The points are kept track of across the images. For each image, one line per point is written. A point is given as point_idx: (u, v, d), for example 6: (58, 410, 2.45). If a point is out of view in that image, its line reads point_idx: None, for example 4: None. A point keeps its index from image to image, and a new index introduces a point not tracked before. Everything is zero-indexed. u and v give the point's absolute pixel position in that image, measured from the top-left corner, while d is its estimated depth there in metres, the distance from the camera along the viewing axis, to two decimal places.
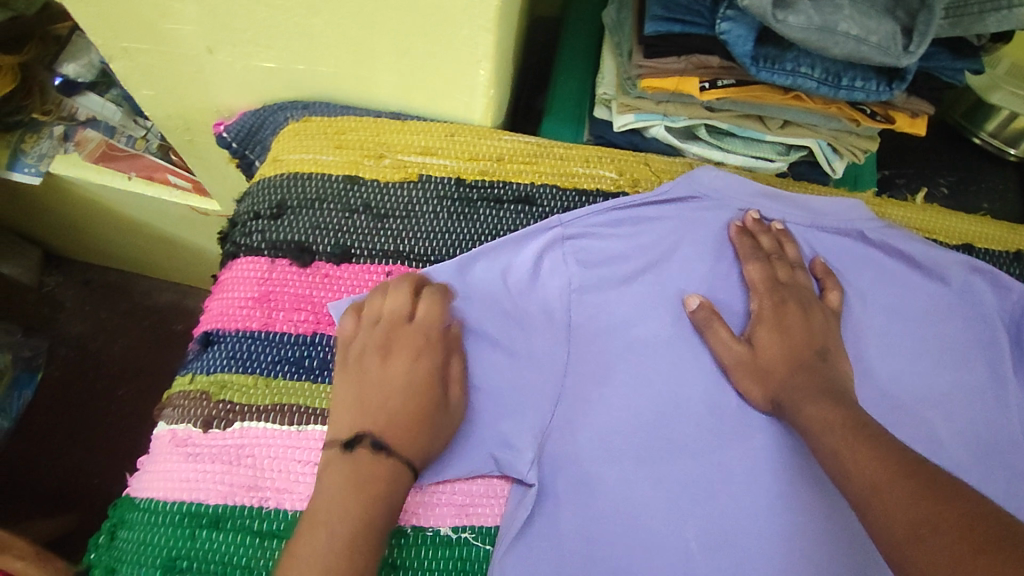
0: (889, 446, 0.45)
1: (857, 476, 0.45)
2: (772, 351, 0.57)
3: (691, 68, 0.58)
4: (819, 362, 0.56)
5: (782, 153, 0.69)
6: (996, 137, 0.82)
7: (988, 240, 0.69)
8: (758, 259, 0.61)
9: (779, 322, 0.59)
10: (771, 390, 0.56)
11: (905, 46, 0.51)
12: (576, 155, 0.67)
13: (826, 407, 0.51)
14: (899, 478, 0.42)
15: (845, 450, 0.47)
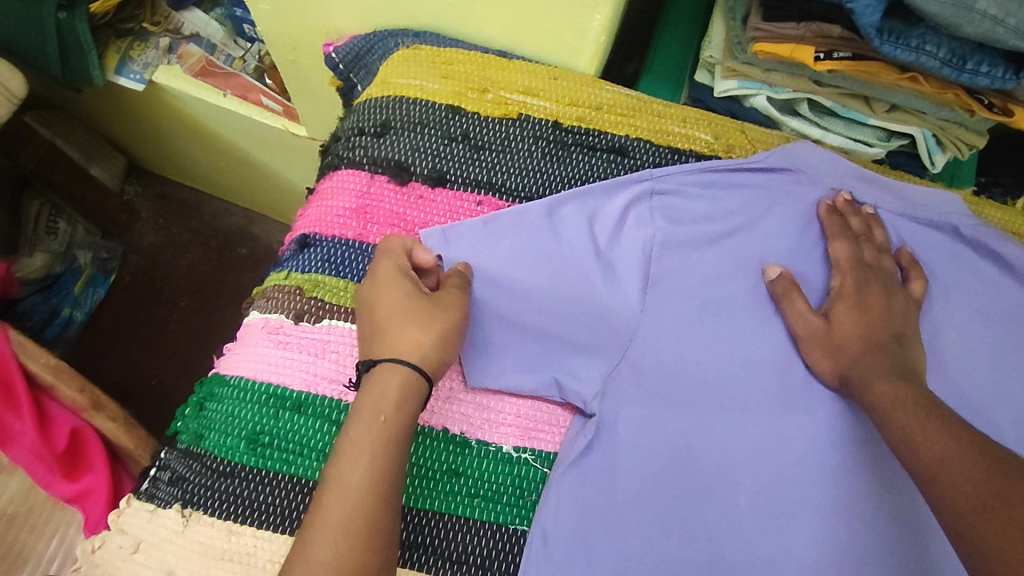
0: (963, 427, 0.45)
1: (925, 453, 0.45)
2: (849, 329, 0.57)
3: (809, 36, 0.57)
4: (896, 345, 0.56)
5: (882, 138, 0.68)
6: None
7: None
8: (845, 238, 0.61)
9: (859, 302, 0.58)
10: (841, 366, 0.56)
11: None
12: (674, 113, 0.68)
13: (899, 387, 0.51)
14: (972, 457, 0.42)
15: (915, 426, 0.47)
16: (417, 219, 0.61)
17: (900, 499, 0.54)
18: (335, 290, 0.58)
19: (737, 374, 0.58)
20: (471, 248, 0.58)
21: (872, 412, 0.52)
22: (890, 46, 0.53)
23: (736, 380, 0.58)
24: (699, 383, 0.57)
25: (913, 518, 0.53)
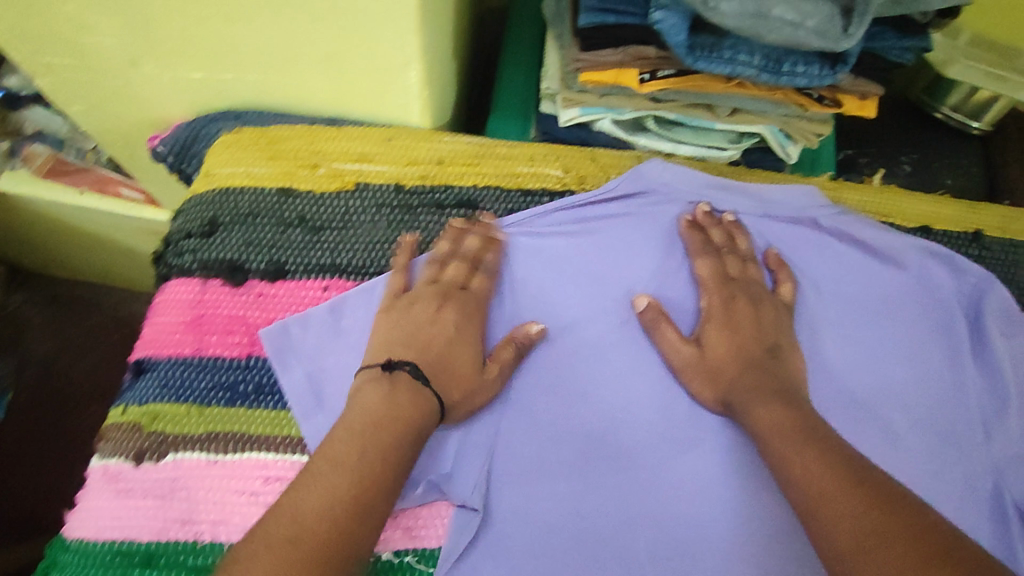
0: (839, 452, 0.45)
1: (803, 480, 0.44)
2: (723, 352, 0.56)
3: (629, 60, 0.55)
4: (770, 361, 0.55)
5: (734, 140, 0.67)
6: (957, 111, 0.86)
7: (945, 221, 0.67)
8: (707, 254, 0.60)
9: (728, 321, 0.57)
10: (721, 391, 0.54)
11: (843, 27, 0.48)
12: (520, 153, 0.65)
13: (774, 409, 0.50)
14: (852, 487, 0.42)
15: (793, 452, 0.46)
16: (258, 322, 0.56)
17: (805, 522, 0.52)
18: (176, 419, 0.52)
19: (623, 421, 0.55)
20: (276, 352, 0.55)
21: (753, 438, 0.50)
22: (701, 60, 0.51)
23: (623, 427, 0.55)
24: (585, 436, 0.55)
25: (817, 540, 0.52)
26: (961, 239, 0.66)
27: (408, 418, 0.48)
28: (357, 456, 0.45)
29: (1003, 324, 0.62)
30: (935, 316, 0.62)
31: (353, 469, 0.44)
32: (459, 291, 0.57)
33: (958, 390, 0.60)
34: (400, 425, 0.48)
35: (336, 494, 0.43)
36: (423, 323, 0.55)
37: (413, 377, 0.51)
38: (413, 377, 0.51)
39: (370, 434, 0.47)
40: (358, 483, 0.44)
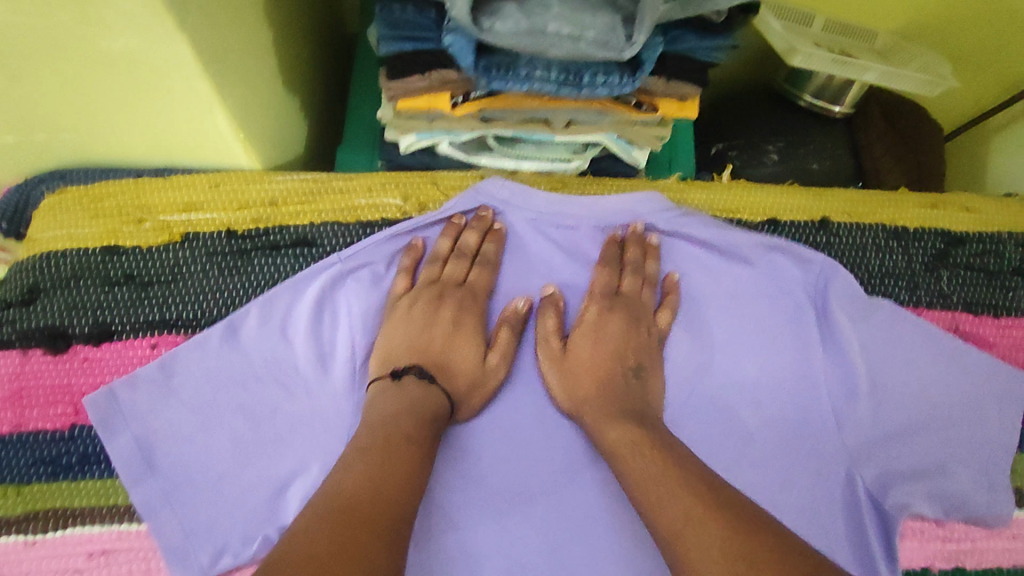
0: (689, 476, 0.46)
1: (661, 511, 0.45)
2: (587, 362, 0.58)
3: (437, 85, 0.54)
4: (627, 377, 0.57)
5: (577, 151, 0.67)
6: (821, 97, 0.86)
7: (790, 211, 0.67)
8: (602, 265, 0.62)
9: (596, 330, 0.59)
10: (574, 400, 0.57)
11: (626, 33, 0.47)
12: (357, 185, 0.64)
13: (623, 428, 0.53)
14: (705, 516, 0.43)
15: (652, 477, 0.47)
16: (84, 388, 0.55)
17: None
18: None
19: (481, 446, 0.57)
20: (101, 422, 0.52)
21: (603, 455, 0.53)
22: (499, 81, 0.51)
23: (482, 453, 0.57)
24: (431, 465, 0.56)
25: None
26: (807, 229, 0.66)
27: (424, 408, 0.53)
28: (399, 448, 0.48)
29: (848, 305, 0.62)
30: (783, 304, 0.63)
31: (381, 459, 0.47)
32: (454, 288, 0.60)
33: (808, 379, 0.61)
34: (407, 413, 0.51)
35: (377, 478, 0.45)
36: (423, 327, 0.58)
37: (421, 378, 0.54)
38: (419, 377, 0.54)
39: (373, 430, 0.49)
40: (389, 480, 0.45)
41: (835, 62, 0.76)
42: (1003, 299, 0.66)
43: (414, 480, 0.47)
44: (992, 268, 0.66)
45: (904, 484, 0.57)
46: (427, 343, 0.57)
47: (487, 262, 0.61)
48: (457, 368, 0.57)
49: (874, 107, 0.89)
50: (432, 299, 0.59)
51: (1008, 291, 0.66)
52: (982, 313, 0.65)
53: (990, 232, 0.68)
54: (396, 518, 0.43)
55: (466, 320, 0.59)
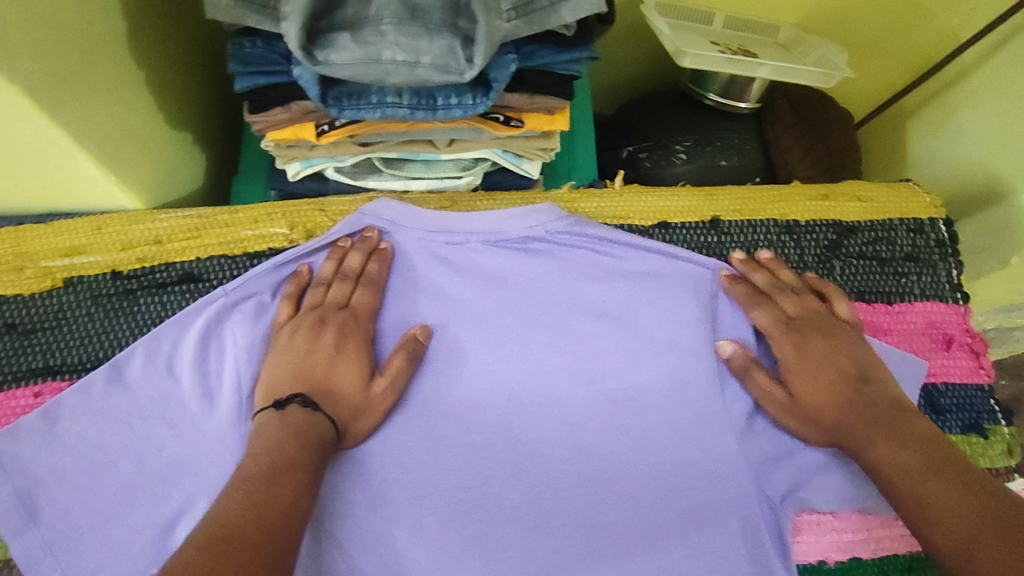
0: (975, 483, 0.48)
1: (947, 522, 0.47)
2: (818, 406, 0.57)
3: (299, 116, 0.55)
4: (866, 390, 0.56)
5: (467, 167, 0.67)
6: (727, 95, 0.87)
7: (681, 213, 0.67)
8: (762, 305, 0.61)
9: (808, 362, 0.59)
10: (828, 433, 0.57)
11: (467, 56, 0.48)
12: (243, 217, 0.64)
13: (894, 446, 0.52)
14: (993, 526, 0.45)
15: (930, 490, 0.49)
16: None
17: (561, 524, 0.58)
18: None
19: (382, 469, 0.56)
20: None
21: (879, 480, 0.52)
22: (352, 110, 0.51)
23: (383, 476, 0.56)
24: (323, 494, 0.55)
25: (636, 553, 0.58)
26: (698, 230, 0.66)
27: (312, 436, 0.50)
28: (282, 480, 0.46)
29: (726, 292, 0.63)
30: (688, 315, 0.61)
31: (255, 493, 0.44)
32: (337, 312, 0.58)
33: (706, 378, 0.60)
34: (290, 440, 0.49)
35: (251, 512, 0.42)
36: (309, 354, 0.56)
37: (304, 406, 0.52)
38: (303, 407, 0.52)
39: (255, 462, 0.47)
40: (267, 515, 0.43)
41: (727, 60, 0.77)
42: (896, 286, 0.66)
43: (295, 513, 0.45)
44: (884, 256, 0.67)
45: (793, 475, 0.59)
46: (313, 369, 0.55)
47: (370, 281, 0.60)
48: (341, 393, 0.55)
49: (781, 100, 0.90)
50: (316, 324, 0.57)
51: (900, 277, 0.66)
52: (876, 302, 0.65)
53: (882, 220, 0.68)
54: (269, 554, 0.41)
55: (353, 344, 0.57)
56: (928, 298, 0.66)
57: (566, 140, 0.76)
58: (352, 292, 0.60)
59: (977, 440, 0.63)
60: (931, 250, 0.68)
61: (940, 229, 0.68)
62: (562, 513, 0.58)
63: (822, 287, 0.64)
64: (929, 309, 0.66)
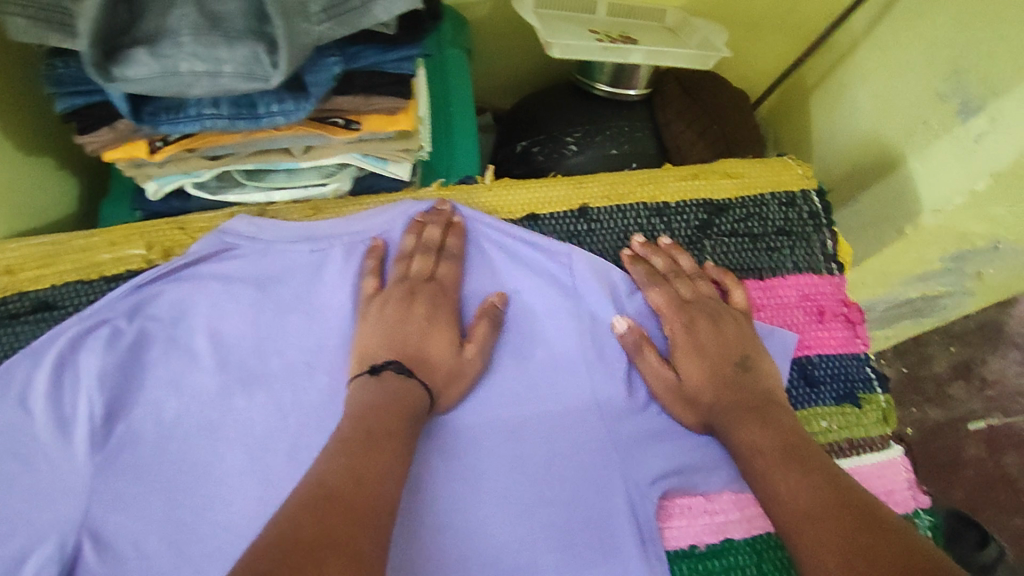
0: (833, 480, 0.47)
1: (792, 505, 0.47)
2: (698, 386, 0.57)
3: (127, 133, 0.53)
4: (742, 377, 0.57)
5: (330, 173, 0.65)
6: (613, 84, 0.87)
7: (551, 204, 0.66)
8: (659, 287, 0.61)
9: (697, 346, 0.59)
10: (702, 415, 0.57)
11: (272, 62, 0.46)
12: (100, 240, 0.63)
13: (760, 428, 0.53)
14: (836, 512, 0.45)
15: (783, 477, 0.49)
16: None
17: (427, 538, 0.53)
18: None
19: (403, 427, 0.50)
20: None
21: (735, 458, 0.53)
22: (171, 124, 0.50)
23: (401, 432, 0.49)
24: (179, 516, 0.54)
25: (536, 559, 0.54)
26: (567, 220, 0.65)
27: (409, 408, 0.51)
28: (386, 452, 0.47)
29: (593, 275, 0.62)
30: (553, 301, 0.62)
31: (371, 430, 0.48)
32: (424, 283, 0.59)
33: (577, 369, 0.60)
34: (411, 420, 0.51)
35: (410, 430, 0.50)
36: (381, 325, 0.56)
37: (399, 373, 0.53)
38: (398, 374, 0.53)
39: (355, 422, 0.49)
40: (359, 456, 0.45)
41: (603, 49, 0.77)
42: (768, 261, 0.66)
43: (400, 458, 0.48)
44: (756, 232, 0.66)
45: (665, 457, 0.57)
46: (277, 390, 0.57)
47: (442, 251, 0.61)
48: (432, 356, 0.55)
49: (670, 84, 0.90)
50: (420, 295, 0.58)
51: (772, 253, 0.66)
52: (748, 278, 0.65)
53: (753, 195, 0.67)
54: (403, 452, 0.49)
55: (439, 313, 0.57)
56: (800, 271, 0.66)
57: (443, 140, 0.76)
58: (433, 264, 0.60)
59: (852, 411, 0.62)
60: (804, 223, 0.67)
61: (812, 200, 0.68)
62: (454, 519, 0.54)
63: (720, 278, 0.63)
64: (801, 281, 0.66)
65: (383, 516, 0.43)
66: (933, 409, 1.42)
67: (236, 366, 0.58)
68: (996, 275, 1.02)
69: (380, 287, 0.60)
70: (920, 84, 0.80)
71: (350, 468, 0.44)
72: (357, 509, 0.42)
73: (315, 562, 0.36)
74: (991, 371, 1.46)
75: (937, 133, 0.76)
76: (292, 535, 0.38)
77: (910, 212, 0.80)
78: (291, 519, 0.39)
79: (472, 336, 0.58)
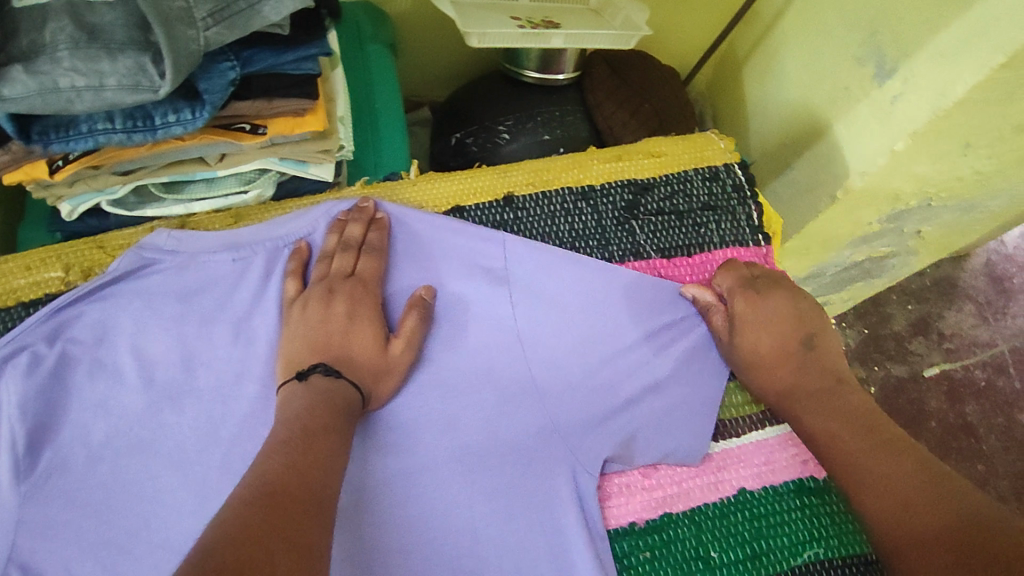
0: (930, 474, 0.49)
1: (891, 502, 0.48)
2: (770, 362, 0.59)
3: (24, 155, 0.51)
4: (808, 355, 0.59)
5: (250, 180, 0.64)
6: (541, 70, 0.87)
7: (476, 194, 0.66)
8: (724, 269, 0.63)
9: (759, 318, 0.60)
10: (776, 391, 0.59)
11: (159, 71, 0.45)
12: (15, 266, 0.62)
13: (833, 415, 0.56)
14: (933, 511, 0.46)
15: (874, 469, 0.51)
16: None
17: (366, 531, 0.53)
18: None
19: (336, 422, 0.49)
20: None
21: (821, 443, 0.56)
22: (63, 142, 0.49)
23: (332, 428, 0.49)
24: (111, 536, 0.54)
25: (479, 547, 0.54)
26: (493, 209, 0.66)
27: (342, 402, 0.51)
28: (323, 447, 0.47)
29: (528, 265, 0.63)
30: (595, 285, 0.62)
31: (310, 429, 0.48)
32: (344, 279, 0.59)
33: (509, 357, 0.61)
34: (342, 417, 0.50)
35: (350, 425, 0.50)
36: (307, 326, 0.56)
37: (327, 374, 0.52)
38: (326, 375, 0.52)
39: (287, 421, 0.48)
40: (303, 451, 0.46)
41: (523, 35, 0.76)
42: (695, 236, 0.67)
43: (337, 453, 0.47)
44: (681, 208, 0.67)
45: (598, 437, 0.59)
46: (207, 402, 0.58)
47: (365, 249, 0.60)
48: (359, 353, 0.55)
49: (599, 66, 0.90)
50: (341, 293, 0.57)
51: (699, 227, 0.67)
52: (677, 255, 0.66)
53: (677, 172, 0.68)
54: (339, 447, 0.48)
55: (362, 310, 0.57)
56: (727, 245, 0.67)
57: (369, 138, 0.75)
58: (354, 261, 0.60)
59: None
60: (728, 197, 0.68)
61: (735, 173, 0.68)
62: (393, 514, 0.54)
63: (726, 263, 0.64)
64: (728, 255, 0.67)
65: (329, 507, 0.43)
66: (896, 366, 1.45)
67: (162, 384, 0.58)
68: (937, 233, 1.04)
69: (304, 289, 0.60)
70: (838, 49, 0.81)
71: (293, 463, 0.44)
72: (301, 500, 0.42)
73: (258, 551, 0.36)
74: (949, 326, 1.50)
75: (858, 97, 0.77)
76: (236, 531, 0.37)
77: (839, 176, 0.81)
78: (234, 517, 0.39)
79: (401, 332, 0.58)
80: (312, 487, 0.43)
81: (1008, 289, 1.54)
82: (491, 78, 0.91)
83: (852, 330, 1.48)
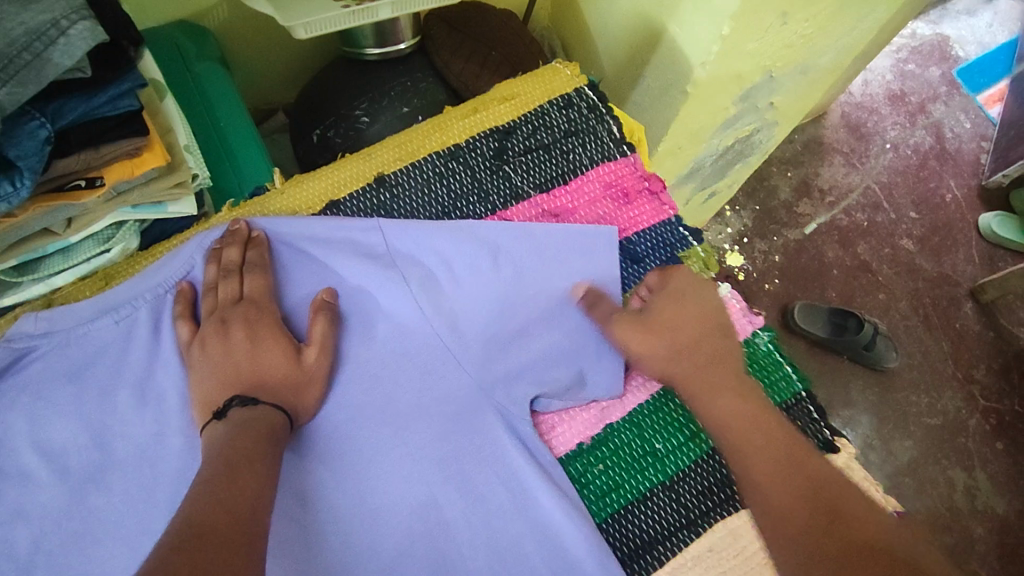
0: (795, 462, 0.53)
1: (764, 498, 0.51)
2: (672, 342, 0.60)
3: None
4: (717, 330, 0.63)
5: (108, 237, 0.60)
6: (383, 44, 0.85)
7: (346, 183, 0.66)
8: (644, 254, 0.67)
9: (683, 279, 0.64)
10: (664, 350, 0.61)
11: None
12: None
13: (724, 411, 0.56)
14: (803, 508, 0.50)
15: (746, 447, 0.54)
16: None
17: (335, 538, 0.55)
18: None
19: (261, 451, 0.49)
20: None
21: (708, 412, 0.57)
22: None
23: (258, 456, 0.49)
24: None
25: (447, 517, 0.56)
26: (368, 193, 0.65)
27: (265, 429, 0.51)
28: (250, 479, 0.47)
29: (409, 243, 0.63)
30: (500, 260, 0.63)
31: (233, 462, 0.47)
32: (235, 306, 0.57)
33: (428, 330, 0.62)
34: (270, 442, 0.51)
35: (272, 453, 0.50)
36: (215, 362, 0.55)
37: (244, 405, 0.52)
38: (243, 406, 0.52)
39: (209, 462, 0.48)
40: (228, 484, 0.46)
41: (351, 15, 0.73)
42: (565, 164, 0.69)
43: (263, 481, 0.48)
44: (547, 141, 0.69)
45: (529, 379, 0.61)
46: (134, 467, 0.56)
47: (248, 272, 0.59)
48: (273, 373, 0.55)
49: (436, 27, 0.90)
50: (238, 319, 0.56)
51: (567, 155, 0.69)
52: (554, 187, 0.68)
53: (532, 110, 0.70)
54: (267, 476, 0.48)
55: (264, 332, 0.56)
56: (597, 163, 0.70)
57: (225, 158, 0.72)
58: (241, 285, 0.58)
59: None
60: (585, 118, 0.70)
61: (586, 95, 0.71)
62: (354, 516, 0.56)
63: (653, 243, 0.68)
64: (600, 173, 0.70)
65: (258, 543, 0.43)
66: (790, 232, 1.56)
67: (79, 467, 0.55)
68: (787, 101, 1.11)
69: (199, 328, 0.58)
70: None
71: (220, 500, 0.44)
72: (231, 537, 0.42)
73: None
74: (825, 182, 1.62)
75: None
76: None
77: (685, 71, 0.86)
78: (162, 561, 0.38)
79: (310, 340, 0.57)
80: (237, 525, 0.43)
81: (866, 134, 1.68)
82: (336, 66, 0.88)
83: (746, 211, 1.58)
